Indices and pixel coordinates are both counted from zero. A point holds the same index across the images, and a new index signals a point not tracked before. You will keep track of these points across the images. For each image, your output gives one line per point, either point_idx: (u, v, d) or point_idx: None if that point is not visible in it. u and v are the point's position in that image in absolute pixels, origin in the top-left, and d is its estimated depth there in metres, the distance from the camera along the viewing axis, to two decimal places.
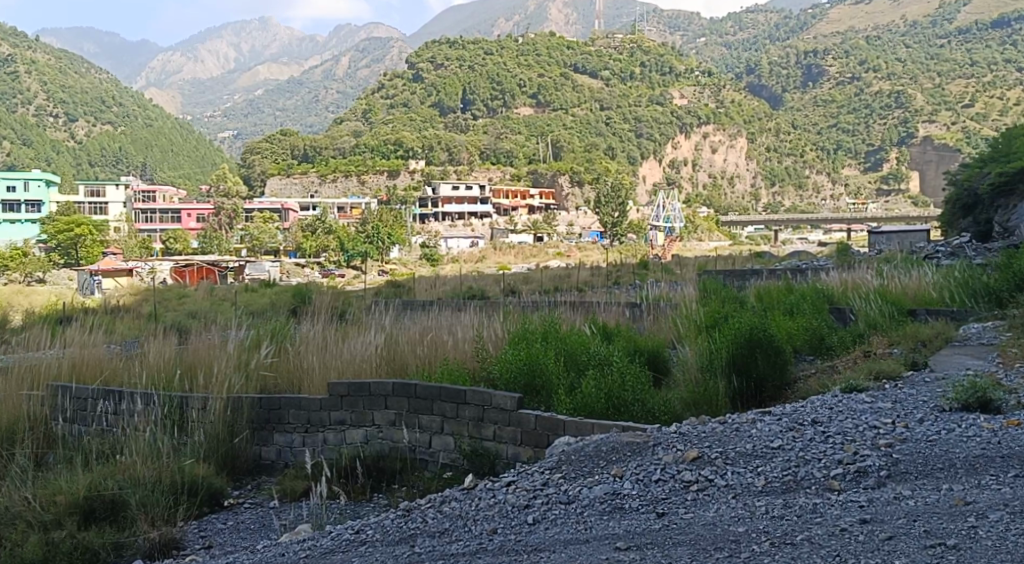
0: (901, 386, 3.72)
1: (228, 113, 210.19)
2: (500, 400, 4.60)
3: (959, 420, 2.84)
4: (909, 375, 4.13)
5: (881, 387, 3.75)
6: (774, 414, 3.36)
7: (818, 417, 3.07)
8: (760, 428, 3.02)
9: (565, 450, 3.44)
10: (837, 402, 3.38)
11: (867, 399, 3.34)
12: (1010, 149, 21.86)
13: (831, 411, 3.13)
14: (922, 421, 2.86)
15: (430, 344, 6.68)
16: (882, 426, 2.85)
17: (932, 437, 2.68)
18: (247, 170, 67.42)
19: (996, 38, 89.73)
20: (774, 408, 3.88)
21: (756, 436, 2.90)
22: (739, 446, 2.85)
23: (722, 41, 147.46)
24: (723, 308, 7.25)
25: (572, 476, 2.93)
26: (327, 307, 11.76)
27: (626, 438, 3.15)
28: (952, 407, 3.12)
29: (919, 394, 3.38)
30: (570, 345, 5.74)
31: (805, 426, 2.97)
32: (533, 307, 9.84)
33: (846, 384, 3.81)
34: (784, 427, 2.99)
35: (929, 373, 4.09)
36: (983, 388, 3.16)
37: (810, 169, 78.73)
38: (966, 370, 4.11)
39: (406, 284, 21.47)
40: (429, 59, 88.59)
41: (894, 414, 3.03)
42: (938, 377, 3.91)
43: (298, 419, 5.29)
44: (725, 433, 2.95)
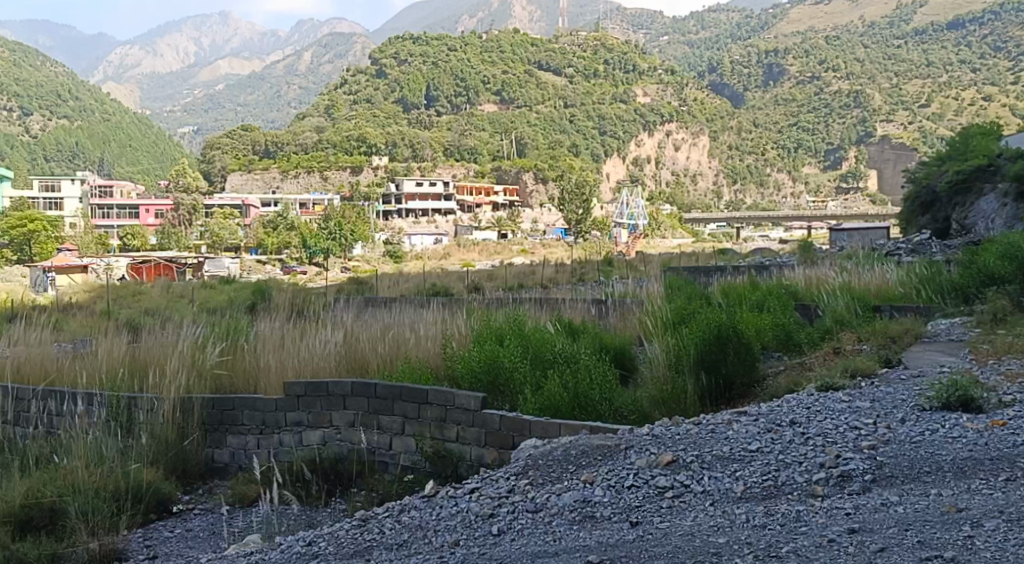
0: (875, 384, 3.63)
1: (188, 108, 206.61)
2: (463, 401, 4.43)
3: (942, 420, 2.74)
4: (884, 372, 4.03)
5: (856, 385, 3.66)
6: (749, 417, 3.24)
7: (797, 418, 2.96)
8: (736, 430, 2.90)
9: (535, 451, 3.29)
10: (814, 401, 3.27)
11: (843, 399, 3.24)
12: (967, 148, 22.22)
13: (809, 411, 3.01)
14: (904, 422, 2.76)
15: (392, 342, 6.48)
16: (863, 426, 2.75)
17: (916, 439, 2.57)
18: (207, 165, 66.25)
19: (951, 39, 91.54)
20: (749, 407, 3.77)
21: (733, 439, 2.78)
22: (715, 450, 2.72)
23: (685, 39, 148.47)
24: (690, 305, 7.13)
25: (543, 479, 2.79)
26: (287, 304, 11.48)
27: (598, 441, 3.01)
28: (934, 407, 3.03)
29: (897, 393, 3.28)
30: (534, 342, 5.58)
31: (784, 426, 2.85)
32: (499, 304, 9.66)
33: (822, 381, 3.71)
34: (761, 428, 2.87)
35: (907, 369, 4.01)
36: (963, 387, 3.06)
37: (771, 167, 79.45)
38: (941, 367, 4.03)
39: (369, 281, 21.21)
40: (393, 55, 87.93)
41: (873, 413, 2.93)
42: (914, 375, 3.83)
43: (252, 420, 5.05)
44: (700, 436, 2.83)
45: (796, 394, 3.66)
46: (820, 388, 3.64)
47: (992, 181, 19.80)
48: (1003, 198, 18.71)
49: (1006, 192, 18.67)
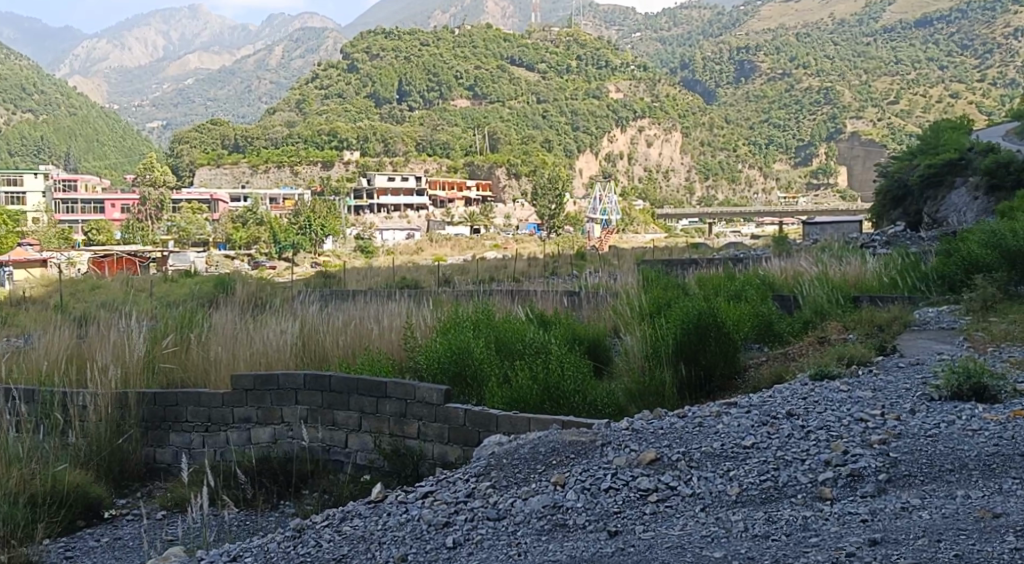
0: (875, 371, 3.39)
1: (157, 102, 202.92)
2: (424, 393, 4.08)
3: (949, 414, 2.54)
4: (878, 361, 3.77)
5: (852, 373, 3.39)
6: (741, 409, 2.98)
7: (793, 409, 2.73)
8: (726, 422, 2.67)
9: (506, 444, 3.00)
10: (804, 394, 3.05)
11: (837, 389, 3.00)
12: (939, 142, 22.28)
13: (807, 402, 2.78)
14: (913, 413, 2.54)
15: (354, 333, 6.18)
16: (860, 416, 2.56)
17: (932, 433, 2.35)
18: (175, 160, 65.04)
19: (919, 37, 92.33)
20: (736, 398, 3.52)
21: (723, 432, 2.54)
22: (704, 446, 2.48)
23: (657, 36, 148.58)
24: (666, 295, 6.84)
25: (517, 473, 2.52)
26: (248, 297, 11.03)
27: (580, 435, 2.76)
28: (940, 398, 2.81)
29: (899, 382, 3.04)
30: (503, 334, 5.29)
31: (780, 420, 2.62)
32: (468, 296, 9.32)
33: (816, 369, 3.46)
34: (756, 421, 2.64)
35: (907, 357, 3.74)
36: (975, 375, 2.83)
37: (742, 163, 79.33)
38: (940, 355, 3.78)
39: (337, 275, 20.80)
40: (365, 49, 86.73)
41: (878, 403, 2.70)
42: (913, 363, 3.60)
43: (197, 416, 4.66)
44: (689, 429, 2.57)
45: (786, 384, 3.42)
46: (815, 376, 3.39)
47: (963, 175, 19.76)
48: (973, 192, 18.72)
49: (977, 185, 18.69)
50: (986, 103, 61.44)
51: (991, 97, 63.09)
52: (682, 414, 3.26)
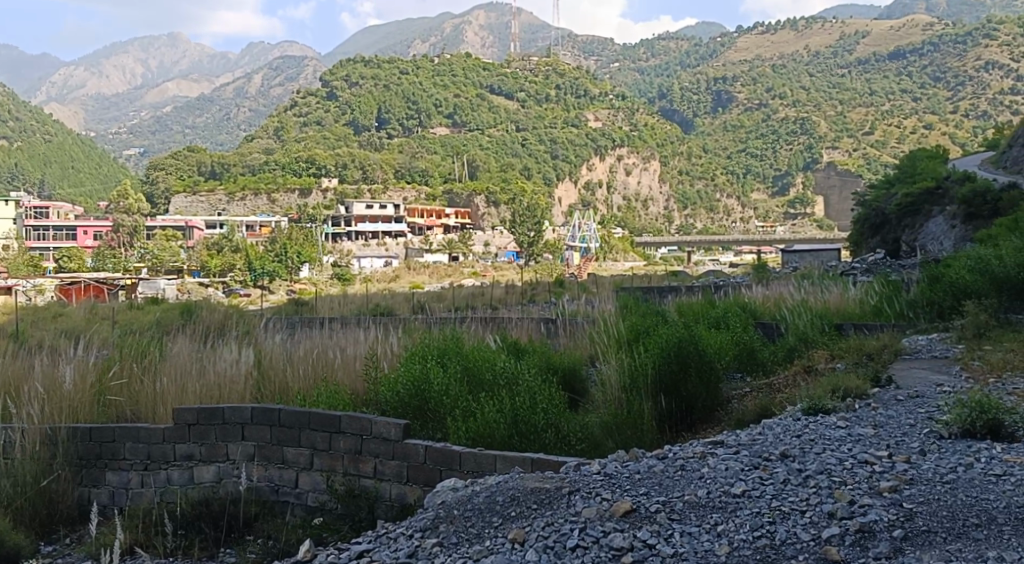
0: (873, 405, 3.21)
1: (134, 129, 201.26)
2: (381, 429, 3.76)
3: (960, 460, 2.42)
4: (875, 394, 3.50)
5: (846, 407, 3.21)
6: (730, 448, 2.82)
7: (787, 450, 2.61)
8: (715, 468, 2.51)
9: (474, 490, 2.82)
10: (797, 436, 2.86)
11: (835, 427, 2.87)
12: (915, 171, 22.39)
13: (803, 444, 2.65)
14: (927, 459, 2.43)
15: (316, 365, 5.89)
16: (857, 463, 2.44)
17: (949, 482, 2.24)
18: (150, 187, 64.24)
19: (892, 69, 93.62)
20: (723, 436, 3.33)
21: (712, 481, 2.39)
22: (695, 497, 2.32)
23: (636, 66, 150.09)
24: (645, 322, 6.60)
25: (488, 525, 2.41)
26: (216, 325, 10.62)
27: (561, 476, 2.60)
28: (948, 441, 2.67)
29: (901, 420, 2.91)
30: (473, 363, 5.02)
31: (775, 464, 2.50)
32: (440, 323, 9.02)
33: (809, 401, 3.27)
34: (747, 466, 2.52)
35: (905, 389, 3.51)
36: (986, 413, 2.70)
37: (720, 192, 79.98)
38: (939, 387, 3.57)
39: (309, 302, 20.48)
40: (344, 77, 86.36)
41: (882, 445, 2.60)
42: (913, 396, 3.38)
43: (136, 453, 4.27)
44: (673, 477, 2.43)
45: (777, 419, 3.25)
46: (807, 411, 3.19)
47: (940, 203, 19.77)
48: (950, 220, 18.71)
49: (954, 214, 18.70)
50: (959, 133, 62.38)
51: (963, 128, 63.91)
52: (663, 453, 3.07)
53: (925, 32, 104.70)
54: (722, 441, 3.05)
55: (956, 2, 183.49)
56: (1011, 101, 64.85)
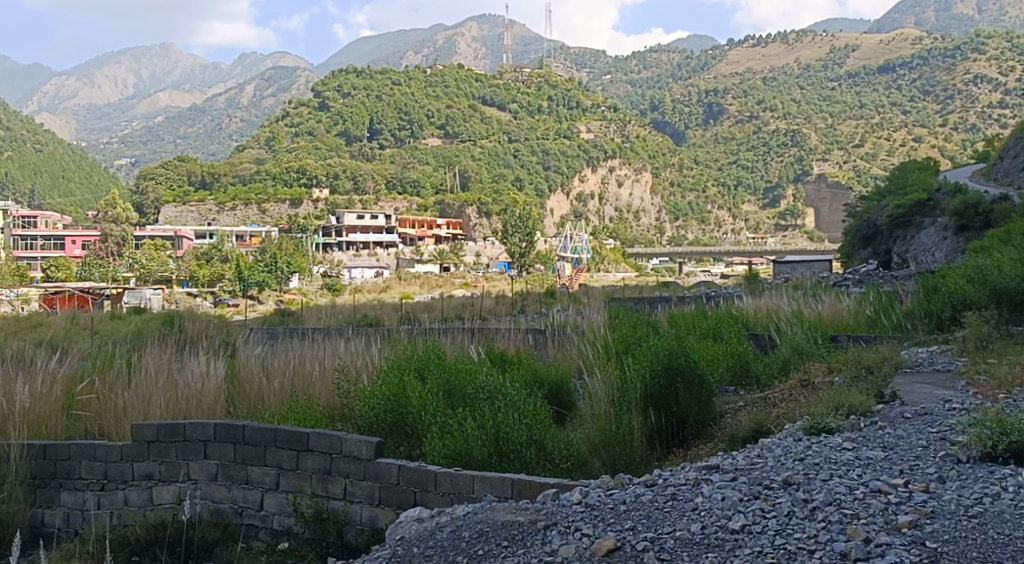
0: (880, 423, 3.05)
1: (125, 139, 199.86)
2: (353, 446, 3.51)
3: (982, 490, 2.27)
4: (879, 410, 3.31)
5: (847, 427, 3.05)
6: (726, 473, 2.66)
7: (791, 477, 2.45)
8: (713, 497, 2.35)
9: (450, 522, 2.65)
10: (798, 458, 2.70)
11: (840, 449, 2.72)
12: (906, 182, 22.35)
13: (809, 471, 2.48)
14: (941, 489, 2.29)
15: (291, 384, 5.66)
16: (865, 491, 2.28)
17: (964, 516, 2.09)
18: (139, 197, 63.71)
19: (882, 82, 93.89)
20: (719, 457, 3.15)
21: (709, 515, 2.22)
22: (691, 529, 2.16)
23: (628, 79, 150.41)
24: (634, 333, 6.39)
25: (464, 563, 2.24)
26: (198, 335, 10.34)
27: (545, 509, 2.44)
28: (961, 468, 2.52)
29: (909, 442, 2.77)
30: (454, 376, 4.81)
31: (773, 494, 2.35)
32: (425, 333, 8.80)
33: (808, 420, 3.11)
34: (747, 496, 2.35)
35: (912, 405, 3.32)
36: (1004, 437, 2.55)
37: (711, 204, 80.05)
38: (945, 401, 3.39)
39: (297, 312, 20.22)
40: (336, 87, 86.03)
41: (890, 472, 2.46)
42: (918, 413, 3.21)
43: (92, 472, 4.02)
44: (666, 510, 2.27)
45: (775, 439, 3.08)
46: (807, 429, 3.03)
47: (931, 215, 19.65)
48: (942, 231, 18.60)
49: (946, 225, 18.58)
50: (948, 146, 62.61)
51: (952, 141, 64.11)
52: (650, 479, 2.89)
53: (914, 46, 105.10)
54: (718, 464, 2.88)
55: (944, 17, 185.12)
56: (1000, 115, 65.04)
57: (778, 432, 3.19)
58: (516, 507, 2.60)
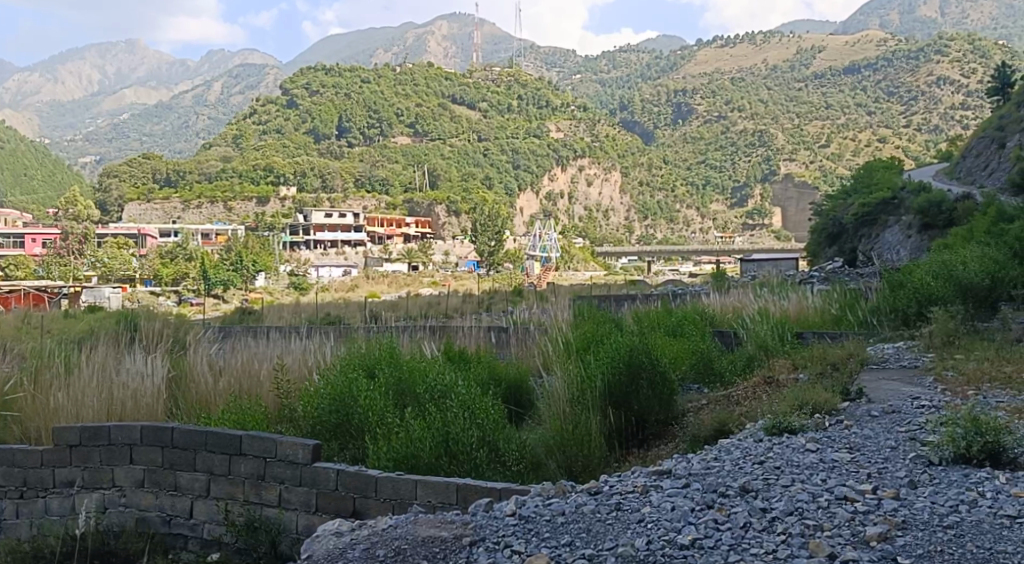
0: (846, 424, 2.90)
1: (88, 137, 196.01)
2: (288, 450, 3.28)
3: (961, 496, 2.15)
4: (845, 408, 3.16)
5: (812, 428, 2.88)
6: (679, 480, 2.52)
7: (751, 484, 2.30)
8: (664, 509, 2.20)
9: (378, 534, 2.47)
10: (758, 464, 2.55)
11: (803, 451, 2.59)
12: (871, 182, 22.49)
13: (769, 479, 2.35)
14: (908, 495, 2.16)
15: (235, 388, 5.42)
16: (833, 502, 2.15)
17: (932, 525, 1.97)
18: (102, 195, 62.39)
19: (848, 83, 94.89)
20: (678, 461, 3.00)
21: (659, 527, 2.08)
22: (640, 541, 2.02)
23: (597, 78, 150.70)
24: (597, 330, 6.22)
25: None
26: (154, 333, 10.00)
27: (493, 520, 2.28)
28: (932, 472, 2.41)
29: (876, 443, 2.64)
30: (407, 376, 4.61)
31: (730, 504, 2.20)
32: (384, 332, 8.56)
33: (769, 420, 2.95)
34: (700, 504, 2.22)
35: (878, 403, 3.17)
36: (976, 437, 2.44)
37: (680, 203, 80.45)
38: (915, 399, 3.25)
39: (260, 311, 19.80)
40: (304, 85, 85.09)
41: (857, 476, 2.33)
42: (886, 411, 3.06)
43: (11, 480, 3.74)
44: (613, 525, 2.13)
45: (738, 441, 2.92)
46: (768, 431, 2.87)
47: (895, 214, 19.75)
48: (906, 230, 18.68)
49: (910, 224, 18.67)
50: (912, 147, 63.47)
51: (916, 142, 64.96)
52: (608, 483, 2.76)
53: (879, 48, 106.39)
54: (679, 465, 2.74)
55: (908, 20, 188.04)
56: (962, 116, 65.98)
57: (742, 434, 3.02)
58: (463, 520, 2.43)
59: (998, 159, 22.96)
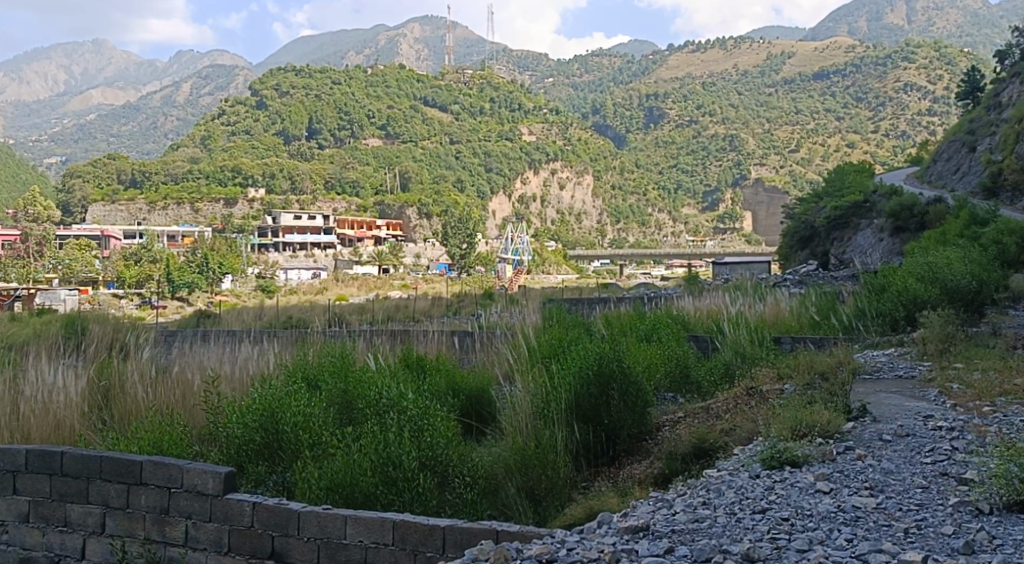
0: (857, 454, 2.80)
1: (53, 139, 191.45)
2: (196, 478, 2.87)
3: None
4: (849, 430, 3.11)
5: (818, 460, 2.77)
6: (661, 537, 2.26)
7: (757, 551, 2.04)
8: None
9: None
10: (758, 503, 2.43)
11: (814, 499, 2.40)
12: (843, 185, 22.36)
13: (780, 546, 2.06)
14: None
15: (165, 403, 4.92)
16: None
17: None
18: (65, 195, 60.72)
19: (817, 88, 95.53)
20: (663, 500, 2.74)
21: None
22: None
23: (570, 83, 150.61)
24: (565, 335, 5.80)
25: None
26: (101, 336, 9.40)
27: None
28: (974, 523, 2.21)
29: (904, 492, 2.46)
30: (352, 386, 4.13)
31: None
32: (340, 336, 8.06)
33: (770, 449, 2.85)
34: None
35: (885, 425, 3.12)
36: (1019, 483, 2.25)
37: (652, 206, 80.36)
38: (929, 424, 3.11)
39: (220, 314, 19.12)
40: (274, 86, 83.93)
41: (887, 540, 2.09)
42: (895, 438, 2.97)
43: None
44: None
45: (736, 472, 2.80)
46: (764, 462, 2.77)
47: (867, 217, 19.63)
48: (878, 233, 18.51)
49: (881, 227, 18.51)
50: (881, 152, 63.93)
51: (884, 147, 65.53)
52: (574, 533, 2.47)
53: (847, 54, 107.21)
54: (670, 510, 2.50)
55: (875, 27, 190.62)
56: (929, 121, 66.66)
57: (739, 463, 2.89)
58: None
59: (968, 162, 22.94)
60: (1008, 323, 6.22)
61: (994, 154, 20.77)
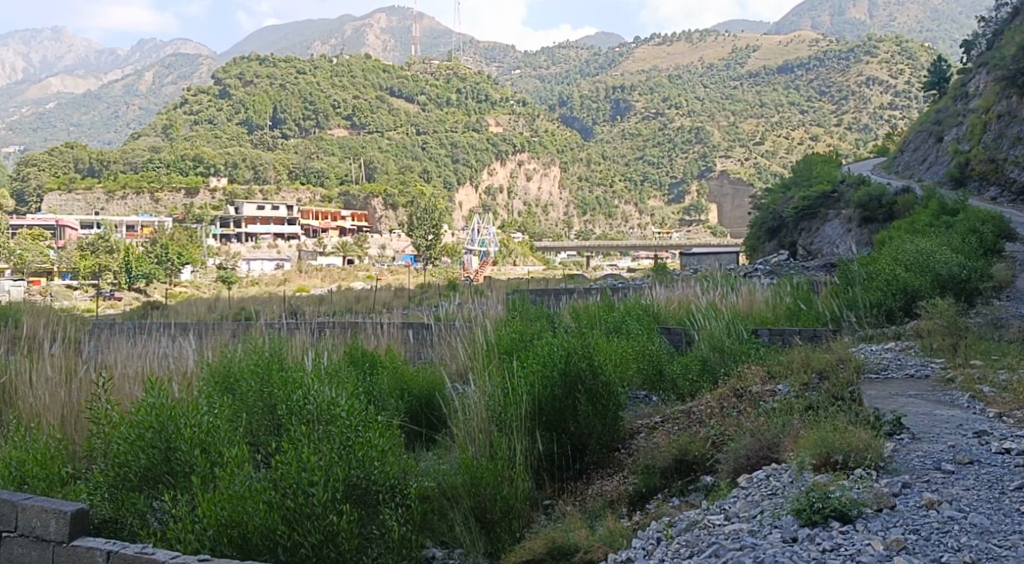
0: (929, 499, 2.35)
1: (11, 127, 185.67)
2: (38, 520, 2.59)
3: None
4: (887, 454, 2.70)
5: (873, 509, 2.34)
6: None
7: None
8: None
9: None
10: None
11: None
12: (809, 176, 22.08)
13: None
14: None
15: (65, 409, 4.28)
16: None
17: None
18: (19, 184, 58.03)
19: (781, 82, 95.72)
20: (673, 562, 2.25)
21: None
22: None
23: (538, 75, 149.80)
24: (529, 326, 5.17)
25: None
26: (39, 326, 8.68)
27: None
28: None
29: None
30: (276, 386, 3.43)
31: None
32: (286, 328, 7.34)
33: (806, 496, 2.38)
34: None
35: (937, 450, 2.73)
36: None
37: (619, 199, 80.03)
38: (983, 452, 2.69)
39: (173, 304, 18.20)
40: (237, 75, 81.94)
41: None
42: (955, 469, 2.59)
43: None
44: None
45: (763, 528, 2.34)
46: (804, 516, 2.30)
47: (836, 207, 19.30)
48: (846, 224, 18.21)
49: (850, 217, 18.15)
50: (844, 146, 63.97)
51: (847, 141, 65.57)
52: None
53: (811, 47, 107.52)
54: None
55: (839, 22, 192.21)
56: (891, 115, 66.83)
57: (765, 511, 2.44)
58: None
59: (935, 153, 22.82)
60: (1007, 314, 5.86)
61: (962, 145, 20.58)
